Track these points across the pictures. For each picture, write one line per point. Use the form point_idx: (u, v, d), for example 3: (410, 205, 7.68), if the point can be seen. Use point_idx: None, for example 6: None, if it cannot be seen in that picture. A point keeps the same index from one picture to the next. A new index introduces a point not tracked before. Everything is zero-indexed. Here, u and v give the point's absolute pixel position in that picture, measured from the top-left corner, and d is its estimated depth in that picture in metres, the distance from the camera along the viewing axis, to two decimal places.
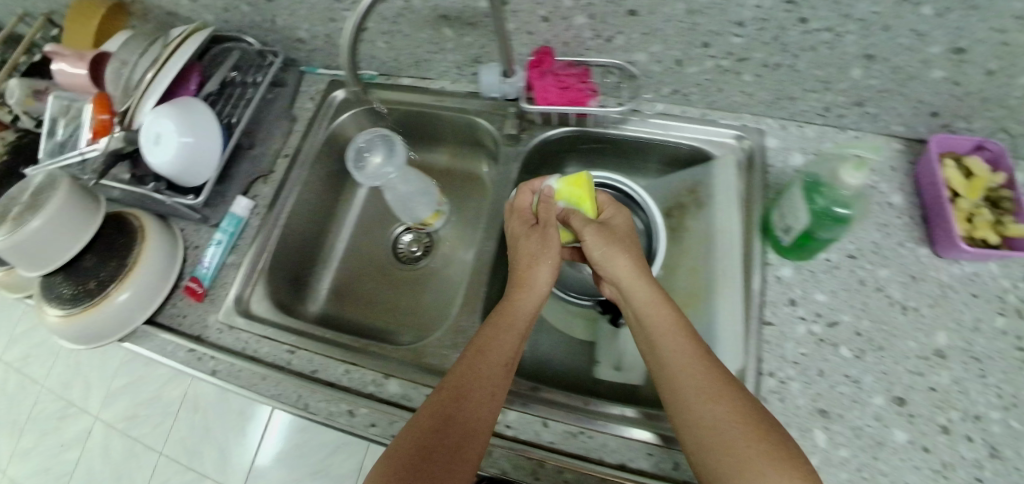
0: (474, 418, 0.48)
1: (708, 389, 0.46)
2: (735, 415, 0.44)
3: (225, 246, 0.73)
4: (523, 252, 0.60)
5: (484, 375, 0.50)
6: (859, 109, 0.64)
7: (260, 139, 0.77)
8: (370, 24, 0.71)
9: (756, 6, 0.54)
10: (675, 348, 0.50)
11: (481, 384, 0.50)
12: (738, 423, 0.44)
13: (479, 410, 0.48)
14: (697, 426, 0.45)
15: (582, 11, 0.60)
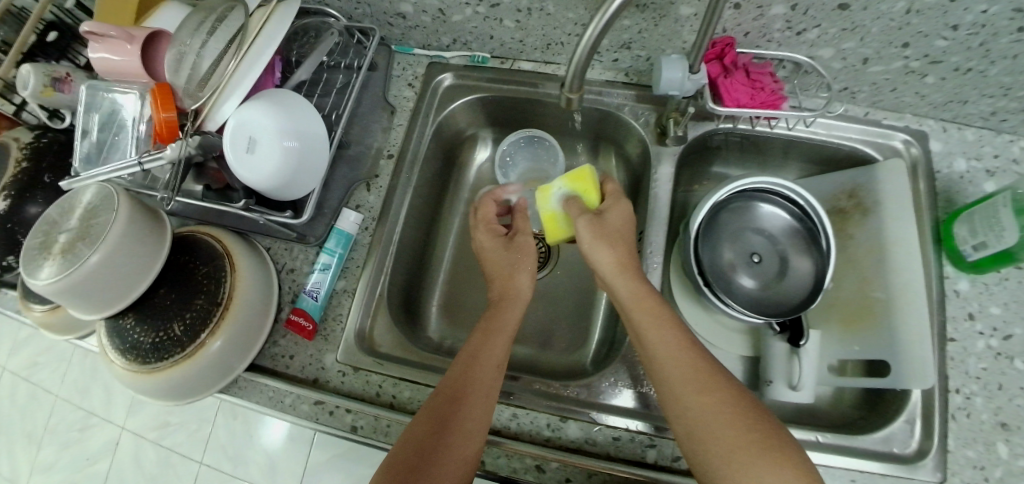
0: (467, 426, 0.46)
1: (703, 385, 0.46)
2: (750, 417, 0.44)
3: (333, 271, 0.61)
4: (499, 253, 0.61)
5: (478, 378, 0.49)
6: (1023, 116, 0.60)
7: (356, 138, 0.64)
8: (502, 0, 0.57)
9: (981, 13, 0.49)
10: (687, 346, 0.49)
11: (482, 386, 0.49)
12: (743, 422, 0.44)
13: (466, 417, 0.46)
14: (694, 427, 0.45)
15: (786, 1, 0.51)
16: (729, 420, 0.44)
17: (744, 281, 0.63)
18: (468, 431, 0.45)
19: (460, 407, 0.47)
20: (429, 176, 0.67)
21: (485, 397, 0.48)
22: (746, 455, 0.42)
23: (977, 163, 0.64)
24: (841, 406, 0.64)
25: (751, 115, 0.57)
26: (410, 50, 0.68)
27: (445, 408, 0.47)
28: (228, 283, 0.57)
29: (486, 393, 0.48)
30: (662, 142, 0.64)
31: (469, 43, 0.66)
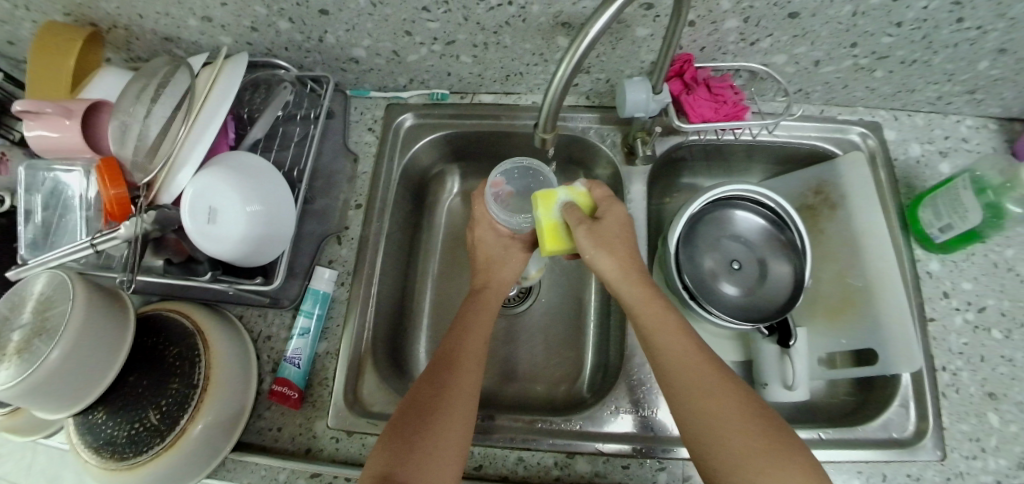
0: (445, 433, 0.44)
1: (704, 381, 0.45)
2: (742, 406, 0.43)
3: (313, 333, 0.58)
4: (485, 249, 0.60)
5: (458, 386, 0.48)
6: (968, 96, 0.65)
7: (321, 192, 0.62)
8: (460, 37, 0.57)
9: (924, 7, 0.51)
10: (678, 334, 0.48)
11: (462, 390, 0.48)
12: (734, 415, 0.43)
13: (446, 422, 0.45)
14: (687, 419, 0.45)
15: (739, 14, 0.53)
16: (722, 413, 0.43)
17: (729, 290, 0.63)
18: (447, 437, 0.44)
19: (440, 410, 0.46)
20: (401, 219, 0.66)
21: (467, 401, 0.47)
22: (734, 450, 0.41)
23: (931, 145, 0.67)
24: (836, 396, 0.64)
25: (717, 128, 0.57)
26: (367, 93, 0.66)
27: (424, 413, 0.45)
28: (203, 360, 0.54)
29: (467, 397, 0.48)
30: (631, 162, 0.65)
31: (427, 81, 0.64)
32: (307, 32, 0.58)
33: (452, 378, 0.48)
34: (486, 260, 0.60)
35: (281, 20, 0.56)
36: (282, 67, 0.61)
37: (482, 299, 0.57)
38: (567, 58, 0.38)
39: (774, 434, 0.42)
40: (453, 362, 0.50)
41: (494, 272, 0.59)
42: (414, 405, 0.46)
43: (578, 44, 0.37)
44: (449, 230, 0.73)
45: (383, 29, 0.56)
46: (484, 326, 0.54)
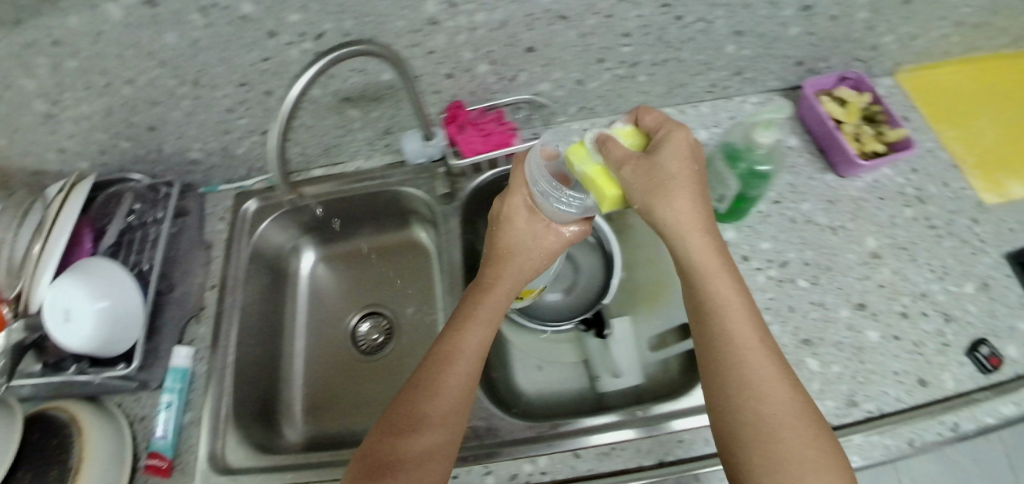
0: (434, 446, 0.47)
1: (784, 371, 0.46)
2: (765, 357, 0.47)
3: (177, 406, 0.63)
4: (514, 228, 0.58)
5: (455, 388, 0.50)
6: (738, 77, 0.72)
7: (178, 279, 0.69)
8: (268, 125, 0.67)
9: (637, 16, 0.60)
10: (724, 277, 0.50)
11: (445, 406, 0.49)
12: (756, 367, 0.46)
13: (432, 441, 0.47)
14: (716, 373, 0.47)
15: (484, 58, 0.62)
16: (751, 360, 0.46)
17: (552, 296, 0.72)
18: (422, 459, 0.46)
19: (410, 437, 0.47)
20: (258, 292, 0.72)
21: (457, 408, 0.49)
22: (772, 399, 0.44)
23: (717, 129, 0.73)
24: (670, 373, 0.67)
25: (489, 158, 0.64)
26: (216, 188, 0.76)
27: (405, 432, 0.47)
28: (76, 442, 0.58)
29: (450, 407, 0.49)
30: (447, 201, 0.71)
31: (262, 167, 0.74)
32: (143, 146, 0.68)
33: (444, 384, 0.50)
34: (517, 234, 0.58)
35: (118, 141, 0.66)
36: (133, 179, 0.70)
37: (486, 283, 0.58)
38: (276, 121, 0.51)
39: (796, 389, 0.46)
40: (458, 358, 0.52)
41: (507, 249, 0.59)
42: (388, 426, 0.48)
43: (279, 107, 0.50)
44: (313, 294, 0.79)
45: (206, 131, 0.66)
46: (490, 318, 0.55)
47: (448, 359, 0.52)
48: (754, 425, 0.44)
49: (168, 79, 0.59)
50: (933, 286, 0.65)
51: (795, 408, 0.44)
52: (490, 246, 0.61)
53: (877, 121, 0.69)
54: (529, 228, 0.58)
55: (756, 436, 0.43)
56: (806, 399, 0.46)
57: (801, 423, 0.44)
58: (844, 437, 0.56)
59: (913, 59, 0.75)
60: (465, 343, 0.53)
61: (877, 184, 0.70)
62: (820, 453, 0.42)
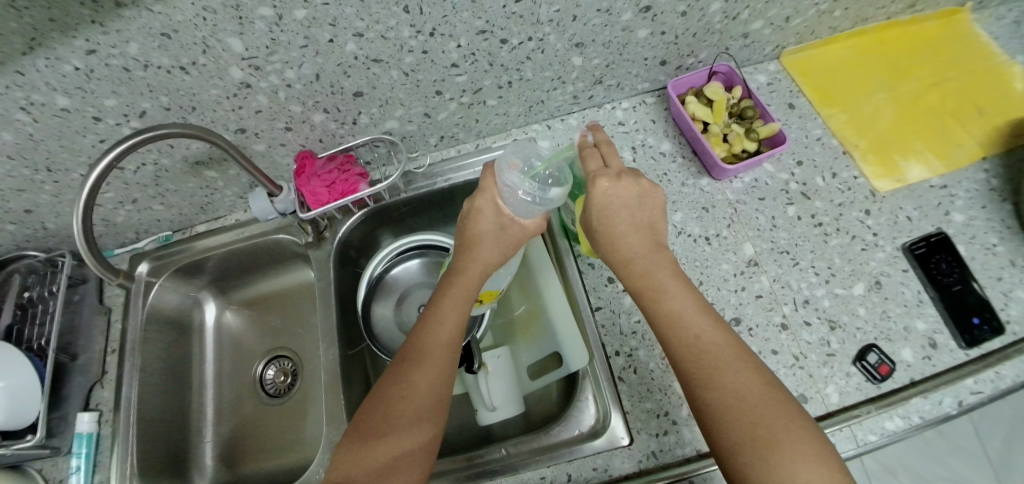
0: (403, 439, 0.47)
1: (746, 358, 0.44)
2: (721, 353, 0.44)
3: (86, 470, 0.67)
4: (471, 226, 0.55)
5: (423, 387, 0.49)
6: (601, 86, 0.69)
7: (82, 347, 0.74)
8: (136, 194, 0.69)
9: (457, 47, 0.58)
10: (663, 276, 0.48)
11: (416, 404, 0.49)
12: (713, 361, 0.44)
13: (404, 438, 0.47)
14: (681, 371, 0.45)
15: (316, 109, 0.62)
16: (707, 357, 0.44)
17: None
18: (396, 456, 0.47)
19: (381, 434, 0.47)
20: (159, 348, 0.75)
21: (427, 402, 0.49)
22: (730, 395, 0.42)
23: None
24: (549, 403, 0.66)
25: (336, 206, 0.64)
26: (111, 252, 0.77)
27: (383, 425, 0.48)
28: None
29: (423, 401, 0.49)
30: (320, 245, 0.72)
31: (149, 229, 0.76)
32: (29, 225, 0.72)
33: (411, 381, 0.49)
34: (479, 228, 0.55)
35: (2, 225, 0.70)
36: (29, 255, 0.74)
37: (458, 268, 0.55)
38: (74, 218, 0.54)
39: (756, 370, 0.44)
40: (417, 360, 0.51)
41: (474, 237, 0.55)
42: (362, 427, 0.49)
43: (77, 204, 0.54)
44: (221, 343, 0.82)
45: None
46: (457, 315, 0.53)
47: (410, 359, 0.51)
48: (727, 413, 0.42)
49: (23, 170, 0.63)
50: (817, 292, 0.61)
51: (757, 389, 0.42)
52: (460, 233, 0.57)
53: (748, 117, 0.64)
54: (481, 230, 0.55)
55: (733, 419, 0.41)
56: (771, 382, 0.43)
57: (771, 409, 0.41)
58: (709, 467, 0.54)
59: (796, 40, 0.70)
60: (428, 340, 0.52)
61: (756, 183, 0.65)
62: (794, 430, 0.40)
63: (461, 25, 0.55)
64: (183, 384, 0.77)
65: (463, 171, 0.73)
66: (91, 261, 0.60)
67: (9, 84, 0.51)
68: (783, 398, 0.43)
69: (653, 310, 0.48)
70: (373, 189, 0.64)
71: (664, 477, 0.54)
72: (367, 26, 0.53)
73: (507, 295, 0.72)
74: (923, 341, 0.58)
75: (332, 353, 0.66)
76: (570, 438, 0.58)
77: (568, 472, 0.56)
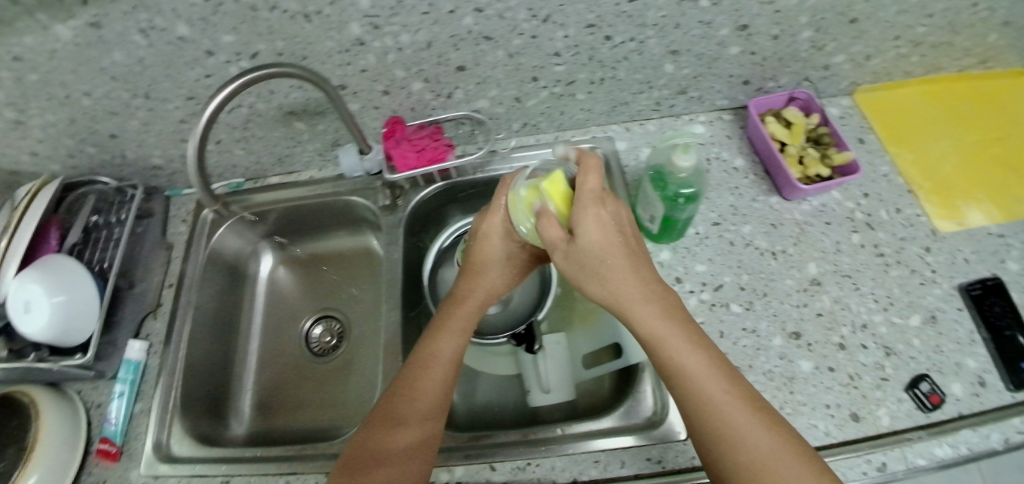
0: (413, 441, 0.50)
1: (767, 413, 0.43)
2: (727, 388, 0.44)
3: (129, 395, 0.69)
4: (479, 248, 0.60)
5: (428, 393, 0.52)
6: (684, 96, 0.71)
7: (139, 276, 0.75)
8: (222, 136, 0.71)
9: (564, 36, 0.61)
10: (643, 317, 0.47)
11: (425, 405, 0.52)
12: (721, 392, 0.43)
13: (413, 438, 0.50)
14: (687, 399, 0.44)
15: (417, 76, 0.64)
16: (707, 391, 0.44)
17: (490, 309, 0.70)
18: (406, 456, 0.49)
19: (392, 436, 0.50)
20: (211, 291, 0.76)
21: (435, 406, 0.52)
22: (729, 427, 0.42)
23: None
24: (599, 394, 0.66)
25: (423, 172, 0.65)
26: (182, 192, 0.80)
27: (391, 428, 0.50)
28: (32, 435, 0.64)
29: (433, 403, 0.52)
30: (391, 213, 0.73)
31: (222, 173, 0.78)
32: (109, 152, 0.73)
33: (421, 387, 0.53)
34: (489, 248, 0.60)
35: (85, 146, 0.72)
36: (101, 182, 0.76)
37: (467, 289, 0.60)
38: (190, 145, 0.55)
39: (758, 407, 0.43)
40: (429, 364, 0.54)
41: (480, 260, 0.60)
42: (370, 432, 0.50)
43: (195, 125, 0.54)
44: (271, 296, 0.83)
45: (165, 142, 0.72)
46: (463, 326, 0.58)
47: (423, 363, 0.55)
48: (718, 438, 0.42)
49: (123, 93, 0.64)
50: (875, 317, 0.63)
51: (765, 432, 0.41)
52: (467, 258, 0.62)
53: (823, 143, 0.67)
54: (487, 256, 0.60)
55: (736, 461, 0.41)
56: (779, 427, 0.42)
57: (778, 447, 0.41)
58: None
59: (871, 79, 0.74)
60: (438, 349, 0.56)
61: (823, 208, 0.68)
62: (799, 469, 0.40)
63: (574, 16, 0.58)
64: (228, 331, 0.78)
65: (541, 159, 0.74)
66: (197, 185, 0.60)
67: (140, 5, 0.53)
68: (790, 439, 0.41)
69: (643, 337, 0.47)
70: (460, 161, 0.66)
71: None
72: (489, 2, 0.55)
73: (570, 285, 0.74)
74: (975, 378, 0.60)
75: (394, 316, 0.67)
76: (627, 425, 0.59)
77: (623, 459, 0.56)
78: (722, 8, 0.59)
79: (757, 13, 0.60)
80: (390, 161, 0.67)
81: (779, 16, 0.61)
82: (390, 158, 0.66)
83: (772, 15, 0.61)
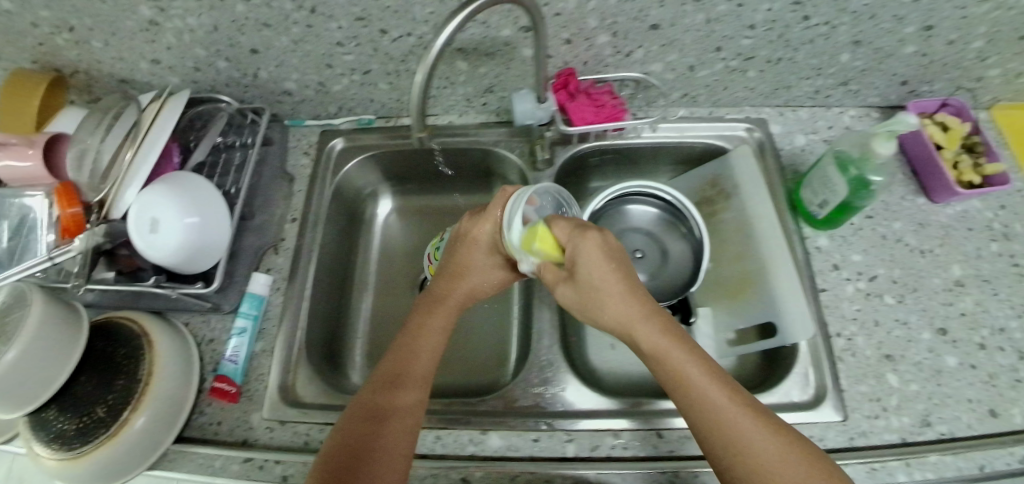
0: (398, 435, 0.49)
1: (778, 429, 0.44)
2: (726, 402, 0.44)
3: (250, 333, 0.65)
4: (459, 258, 0.57)
5: (421, 385, 0.53)
6: (843, 88, 0.72)
7: (260, 208, 0.70)
8: (374, 67, 0.66)
9: (767, 9, 0.59)
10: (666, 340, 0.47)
11: (406, 406, 0.51)
12: (724, 405, 0.44)
13: (399, 434, 0.49)
14: (698, 410, 0.45)
15: (607, 30, 0.61)
16: (711, 401, 0.44)
17: (637, 277, 0.69)
18: (396, 446, 0.48)
19: (378, 431, 0.48)
20: (331, 232, 0.72)
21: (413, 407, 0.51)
22: (745, 438, 0.43)
23: (815, 136, 0.73)
24: (745, 373, 0.68)
25: (599, 129, 0.64)
26: (302, 122, 0.75)
27: (387, 418, 0.49)
28: (145, 379, 0.60)
29: (414, 402, 0.51)
30: (537, 169, 0.70)
31: (353, 108, 0.73)
32: (240, 69, 0.67)
33: (397, 391, 0.51)
34: (473, 260, 0.57)
35: (216, 59, 0.66)
36: (223, 101, 0.69)
37: (466, 288, 0.58)
38: (418, 72, 0.48)
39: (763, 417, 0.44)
40: (404, 374, 0.53)
41: (465, 264, 0.57)
42: (362, 422, 0.49)
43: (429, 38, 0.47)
44: (385, 242, 0.81)
45: (307, 64, 0.66)
46: (444, 325, 0.57)
47: (398, 367, 0.53)
48: (733, 454, 0.43)
49: (286, 4, 0.57)
50: (1012, 322, 0.64)
51: (766, 438, 0.43)
52: (449, 258, 0.59)
53: (975, 151, 0.69)
54: (467, 256, 0.57)
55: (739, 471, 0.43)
56: (789, 435, 0.44)
57: (794, 456, 0.42)
58: (919, 454, 0.57)
59: (1012, 95, 0.76)
60: (411, 360, 0.54)
61: (966, 214, 0.70)
62: (809, 472, 0.42)
63: None
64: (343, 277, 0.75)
65: (693, 132, 0.74)
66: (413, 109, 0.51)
67: None
68: (799, 450, 0.43)
69: (653, 357, 0.47)
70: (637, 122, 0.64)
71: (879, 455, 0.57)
72: None
73: (716, 260, 0.73)
74: None
75: None
76: (781, 405, 0.61)
77: None
78: (918, 5, 0.59)
79: (948, 15, 0.60)
80: (564, 113, 0.65)
81: (964, 22, 0.60)
82: (565, 110, 0.64)
83: (958, 21, 0.60)
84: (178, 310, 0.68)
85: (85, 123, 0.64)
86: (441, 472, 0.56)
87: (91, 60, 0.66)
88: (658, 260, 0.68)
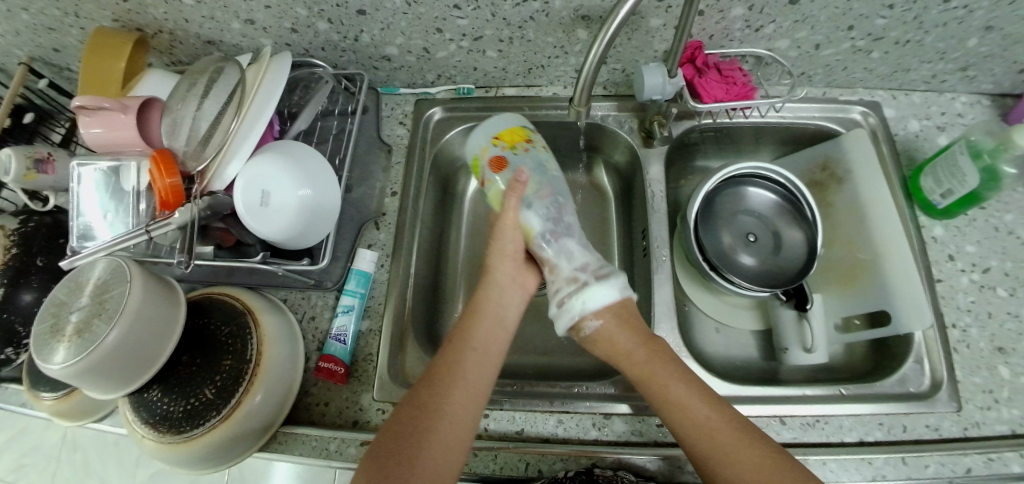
0: (459, 414, 0.49)
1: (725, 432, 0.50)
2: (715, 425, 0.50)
3: (358, 311, 0.64)
4: (491, 259, 0.60)
5: (494, 344, 0.55)
6: (961, 73, 0.69)
7: (360, 182, 0.70)
8: (487, 32, 0.63)
9: None
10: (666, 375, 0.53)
11: (475, 376, 0.52)
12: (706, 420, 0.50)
13: (458, 420, 0.49)
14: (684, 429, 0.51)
15: (744, 3, 0.58)
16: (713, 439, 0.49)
17: (744, 259, 0.69)
18: (442, 450, 0.47)
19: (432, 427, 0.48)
20: (429, 204, 0.73)
21: (482, 372, 0.53)
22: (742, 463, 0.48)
23: (928, 121, 0.73)
24: (854, 361, 0.68)
25: (727, 106, 0.65)
26: (396, 90, 0.75)
27: (434, 421, 0.48)
28: (255, 358, 0.56)
29: (490, 363, 0.54)
30: (648, 145, 0.72)
31: (453, 77, 0.73)
32: (342, 32, 0.64)
33: (464, 360, 0.53)
34: (499, 264, 0.59)
35: (318, 21, 0.62)
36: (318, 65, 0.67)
37: (506, 277, 0.59)
38: (595, 44, 0.46)
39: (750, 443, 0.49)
40: (466, 353, 0.53)
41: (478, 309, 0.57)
42: (391, 436, 0.48)
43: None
44: (475, 212, 0.81)
45: (416, 27, 0.62)
46: (478, 360, 0.53)
47: (456, 350, 0.54)
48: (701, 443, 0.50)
49: None
50: None
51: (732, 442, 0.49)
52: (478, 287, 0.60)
53: None
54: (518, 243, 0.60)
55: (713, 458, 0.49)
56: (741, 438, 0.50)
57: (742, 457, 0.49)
58: None
59: None
60: (477, 333, 0.55)
61: None
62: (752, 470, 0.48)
63: None
64: (440, 249, 0.76)
65: (805, 113, 0.73)
66: (587, 65, 0.48)
67: None
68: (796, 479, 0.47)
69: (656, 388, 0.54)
70: (766, 101, 0.64)
71: (993, 445, 0.56)
72: None
73: (824, 243, 0.72)
74: None
75: (663, 255, 0.66)
76: (897, 394, 0.60)
77: (905, 423, 0.58)
78: None
79: None
80: (691, 88, 0.65)
81: None
82: (694, 86, 0.64)
83: None
84: (279, 285, 0.66)
85: (176, 87, 0.60)
86: (569, 457, 0.55)
87: (183, 19, 0.63)
88: (768, 246, 0.70)
